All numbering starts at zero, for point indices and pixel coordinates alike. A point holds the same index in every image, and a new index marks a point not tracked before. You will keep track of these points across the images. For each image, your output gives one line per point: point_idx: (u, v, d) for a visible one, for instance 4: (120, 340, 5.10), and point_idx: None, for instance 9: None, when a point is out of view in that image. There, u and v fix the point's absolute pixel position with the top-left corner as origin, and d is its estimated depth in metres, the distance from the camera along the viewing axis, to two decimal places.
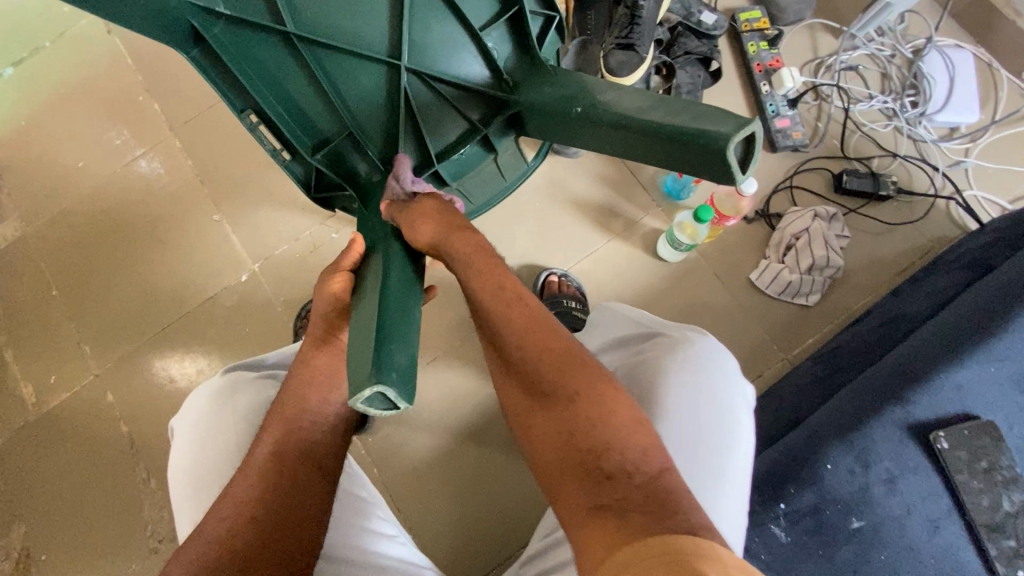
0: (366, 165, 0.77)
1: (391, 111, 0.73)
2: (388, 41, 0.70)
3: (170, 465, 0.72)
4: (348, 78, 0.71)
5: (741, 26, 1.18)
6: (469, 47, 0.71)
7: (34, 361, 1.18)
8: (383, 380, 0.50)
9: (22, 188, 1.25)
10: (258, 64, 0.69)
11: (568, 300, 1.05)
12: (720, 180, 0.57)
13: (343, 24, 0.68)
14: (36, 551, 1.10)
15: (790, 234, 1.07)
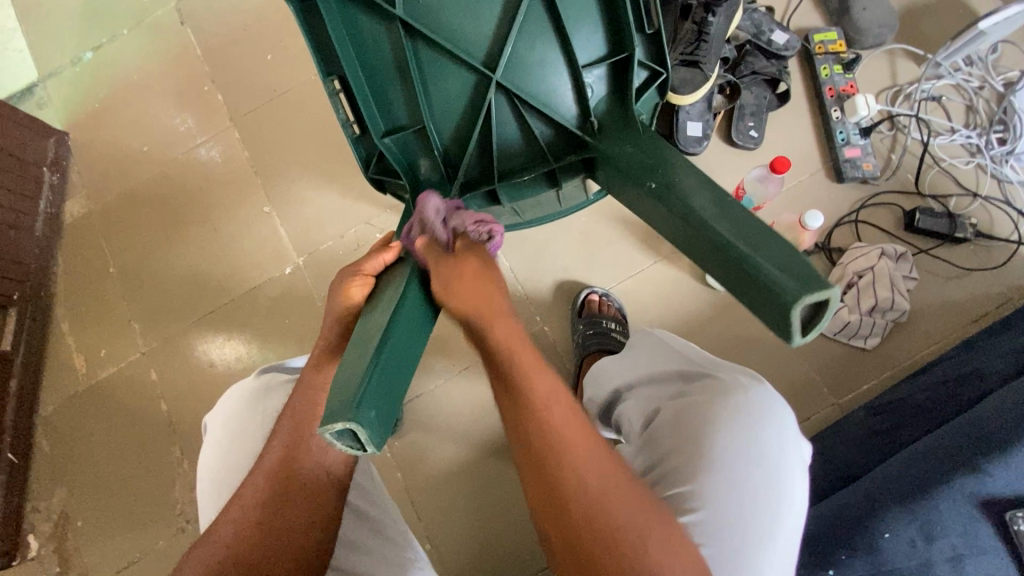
0: (427, 166, 0.72)
1: (466, 121, 0.69)
2: (487, 48, 0.67)
3: (200, 459, 0.73)
4: (438, 78, 0.68)
5: (815, 47, 1.12)
6: (564, 78, 0.67)
7: (87, 333, 1.23)
8: (358, 418, 0.45)
9: (91, 166, 1.31)
10: (359, 36, 0.66)
11: (608, 321, 1.02)
12: (770, 329, 0.48)
13: (450, 16, 0.65)
14: (75, 516, 1.14)
15: (852, 272, 1.01)
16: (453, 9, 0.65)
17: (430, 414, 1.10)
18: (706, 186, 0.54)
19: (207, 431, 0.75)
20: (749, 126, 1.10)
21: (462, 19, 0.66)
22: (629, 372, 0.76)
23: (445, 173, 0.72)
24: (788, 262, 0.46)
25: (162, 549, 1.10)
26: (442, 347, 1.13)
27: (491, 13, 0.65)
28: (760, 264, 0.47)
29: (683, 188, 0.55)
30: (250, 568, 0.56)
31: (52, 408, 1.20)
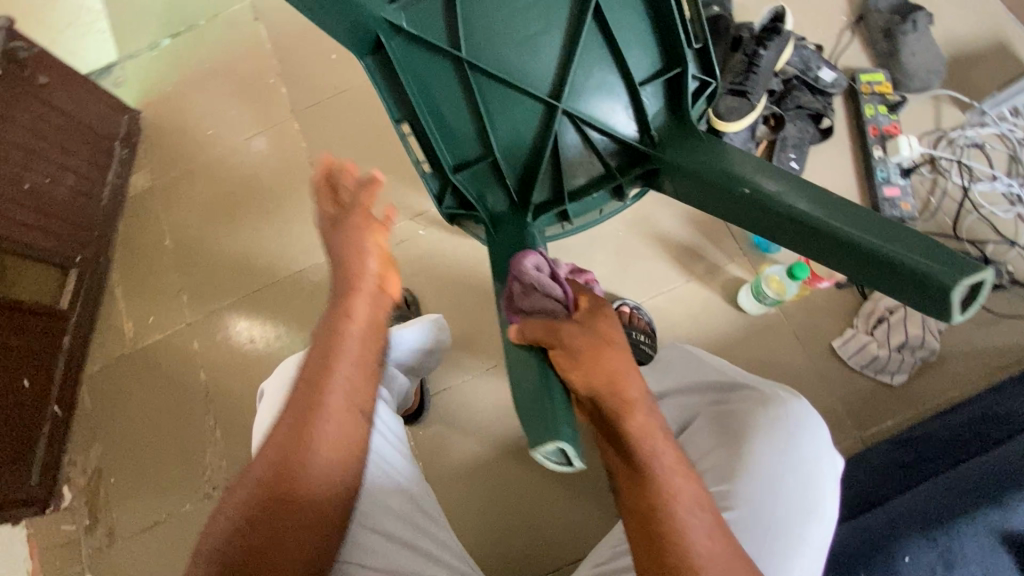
0: (497, 196, 0.79)
1: (532, 149, 0.76)
2: (549, 81, 0.73)
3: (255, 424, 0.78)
4: (504, 111, 0.74)
5: (861, 87, 1.15)
6: (624, 105, 0.74)
7: (138, 301, 1.30)
8: (558, 439, 0.60)
9: (158, 145, 1.39)
10: (428, 83, 0.73)
11: (637, 333, 1.05)
12: (925, 309, 0.60)
13: (511, 56, 0.72)
14: (108, 473, 1.19)
15: (884, 308, 1.01)
16: (512, 48, 0.71)
17: (455, 409, 1.13)
18: (794, 193, 0.65)
19: (262, 396, 0.80)
20: (790, 157, 1.12)
21: (523, 58, 0.72)
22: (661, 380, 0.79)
23: (513, 198, 0.79)
24: (904, 250, 0.59)
25: (186, 513, 1.15)
26: (473, 345, 1.16)
27: (551, 51, 0.72)
28: (882, 255, 0.59)
29: (784, 195, 0.65)
30: (286, 504, 0.61)
31: (98, 368, 1.27)
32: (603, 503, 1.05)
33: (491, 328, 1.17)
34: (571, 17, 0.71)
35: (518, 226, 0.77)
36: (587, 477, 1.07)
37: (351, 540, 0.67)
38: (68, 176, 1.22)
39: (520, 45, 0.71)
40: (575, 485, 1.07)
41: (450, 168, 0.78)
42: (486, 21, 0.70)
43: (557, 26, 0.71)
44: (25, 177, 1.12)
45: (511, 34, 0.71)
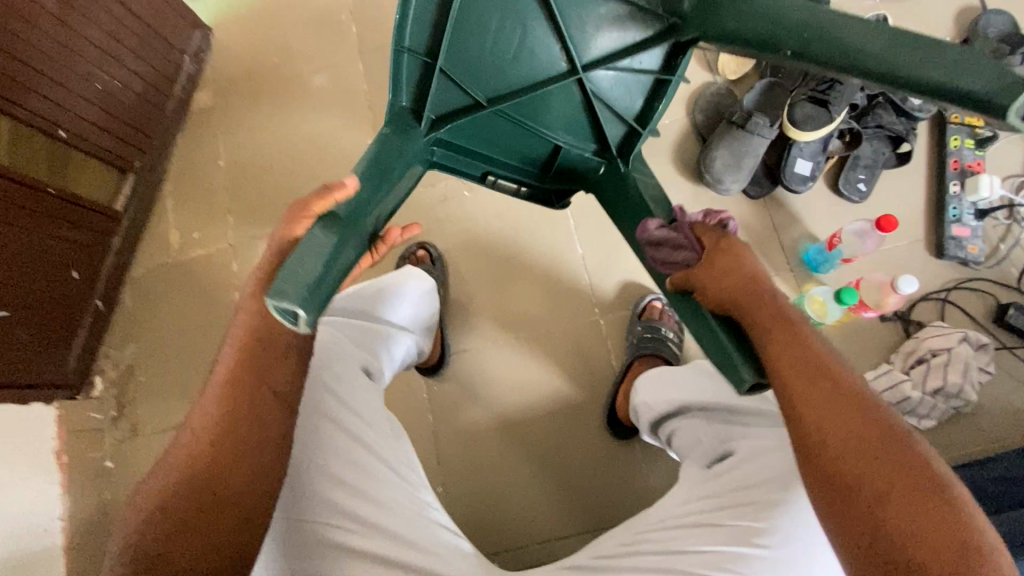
0: (587, 164, 0.74)
1: (593, 118, 0.70)
2: (560, 59, 0.66)
3: None
4: (545, 109, 0.68)
5: (951, 116, 1.08)
6: (634, 24, 0.64)
7: (186, 214, 1.34)
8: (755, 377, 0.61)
9: (226, 65, 1.42)
10: (471, 127, 0.69)
11: (666, 330, 1.07)
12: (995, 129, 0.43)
13: (513, 68, 0.66)
14: (138, 370, 1.26)
15: (926, 349, 0.96)
16: (509, 57, 0.65)
17: (472, 371, 1.15)
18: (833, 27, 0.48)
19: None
20: (858, 178, 1.09)
21: (525, 58, 0.65)
22: (691, 393, 0.83)
23: (602, 159, 0.73)
24: (997, 73, 0.41)
25: None
26: (500, 312, 1.17)
27: (545, 38, 0.64)
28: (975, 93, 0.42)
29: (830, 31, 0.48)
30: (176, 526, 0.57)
31: (142, 272, 1.32)
32: (600, 488, 1.06)
33: (520, 299, 1.17)
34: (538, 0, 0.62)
35: (621, 179, 0.73)
36: (590, 461, 1.08)
37: (327, 498, 0.70)
38: (137, 83, 1.25)
39: (515, 56, 0.65)
40: (576, 467, 1.08)
41: (538, 176, 0.76)
42: (467, 55, 0.64)
43: (529, 11, 0.63)
44: (98, 76, 1.16)
45: (480, 27, 0.63)
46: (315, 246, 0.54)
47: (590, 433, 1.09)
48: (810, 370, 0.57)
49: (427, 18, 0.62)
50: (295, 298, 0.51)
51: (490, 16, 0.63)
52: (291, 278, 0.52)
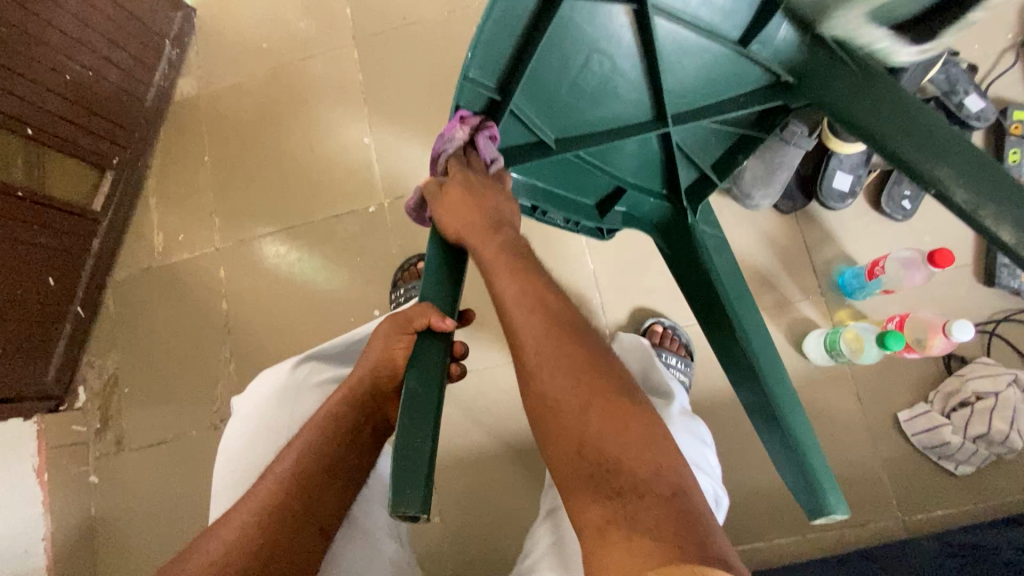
0: (651, 206, 0.76)
1: (666, 165, 0.71)
2: (646, 105, 0.64)
3: (221, 444, 0.70)
4: (616, 153, 0.68)
5: (1011, 126, 0.98)
6: (733, 65, 0.60)
7: (171, 214, 1.25)
8: (829, 504, 0.56)
9: (210, 51, 1.31)
10: (538, 168, 0.68)
11: (669, 356, 0.96)
12: None
13: (592, 112, 0.64)
14: (122, 382, 1.20)
15: (972, 391, 0.87)
16: (586, 100, 0.62)
17: (473, 393, 1.07)
18: (984, 175, 0.51)
19: (232, 415, 0.73)
20: (903, 194, 0.98)
21: (606, 103, 0.63)
22: None
23: (669, 202, 0.74)
24: None
25: (193, 437, 1.14)
26: (502, 330, 1.09)
27: (631, 86, 0.62)
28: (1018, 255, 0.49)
29: (983, 175, 0.51)
30: None
31: (125, 276, 1.24)
32: None
33: None
34: (637, 44, 0.58)
35: (687, 229, 0.72)
36: None
37: None
38: (112, 72, 1.15)
39: (594, 97, 0.62)
40: None
41: (595, 213, 0.76)
42: (543, 94, 0.61)
43: (624, 57, 0.59)
44: (68, 66, 1.05)
45: (567, 78, 0.60)
46: (434, 412, 0.46)
47: None
48: (541, 315, 0.52)
49: (500, 54, 0.56)
50: (421, 502, 0.42)
51: (575, 54, 0.58)
52: (411, 478, 0.43)
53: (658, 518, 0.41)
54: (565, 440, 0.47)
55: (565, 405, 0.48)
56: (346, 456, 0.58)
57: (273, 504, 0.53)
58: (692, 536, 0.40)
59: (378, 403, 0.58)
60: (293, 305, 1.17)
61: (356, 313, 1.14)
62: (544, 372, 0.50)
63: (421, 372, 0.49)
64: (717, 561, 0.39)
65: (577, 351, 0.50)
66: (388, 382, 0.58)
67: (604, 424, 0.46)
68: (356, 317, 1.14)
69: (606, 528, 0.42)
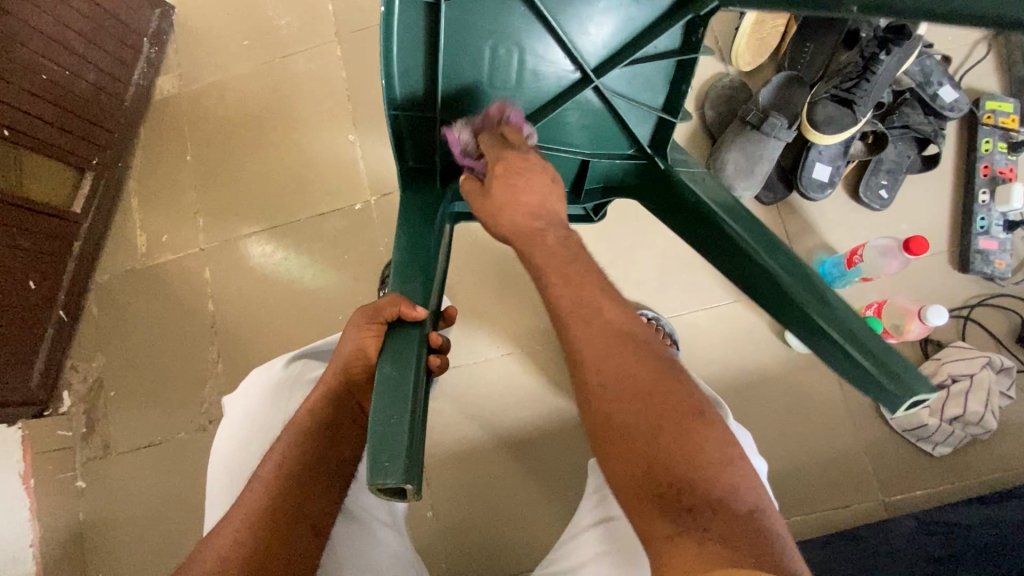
0: (620, 168, 0.72)
1: (618, 120, 0.67)
2: (569, 69, 0.65)
3: (212, 446, 0.70)
4: (561, 124, 0.68)
5: (983, 116, 1.00)
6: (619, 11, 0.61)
7: (154, 214, 1.24)
8: (908, 387, 0.54)
9: (190, 49, 1.29)
10: None
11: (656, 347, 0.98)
12: None
13: (523, 91, 0.66)
14: (108, 385, 1.18)
15: (947, 374, 0.90)
16: (510, 77, 0.65)
17: (464, 388, 1.08)
18: None
19: (225, 416, 0.72)
20: (880, 184, 1.00)
21: (530, 75, 0.65)
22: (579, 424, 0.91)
23: (636, 156, 0.70)
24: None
25: (182, 440, 1.13)
26: (492, 325, 1.10)
27: (545, 56, 0.64)
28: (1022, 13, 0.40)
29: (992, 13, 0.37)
30: None
31: (108, 278, 1.23)
32: None
33: (515, 311, 1.10)
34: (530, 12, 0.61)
35: (663, 176, 0.68)
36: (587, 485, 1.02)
37: None
38: (90, 71, 1.13)
39: (517, 71, 0.65)
40: (573, 492, 1.02)
41: (569, 194, 0.75)
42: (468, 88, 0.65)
43: (524, 27, 0.62)
44: (44, 66, 1.03)
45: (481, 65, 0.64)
46: (412, 387, 0.49)
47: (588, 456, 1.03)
48: (602, 328, 0.53)
49: (414, 72, 0.63)
50: (400, 471, 0.44)
51: (480, 46, 0.63)
52: (392, 451, 0.45)
53: (735, 528, 0.42)
54: (630, 452, 0.47)
55: (632, 417, 0.48)
56: (331, 448, 0.58)
57: (278, 505, 0.53)
58: (766, 547, 0.41)
59: (350, 392, 0.60)
60: (280, 304, 1.16)
61: (344, 311, 1.14)
62: (607, 381, 0.50)
63: (395, 358, 0.52)
64: (788, 573, 0.39)
65: (642, 366, 0.51)
66: (362, 371, 0.59)
67: (676, 440, 0.46)
68: (345, 315, 1.14)
69: (676, 538, 0.42)
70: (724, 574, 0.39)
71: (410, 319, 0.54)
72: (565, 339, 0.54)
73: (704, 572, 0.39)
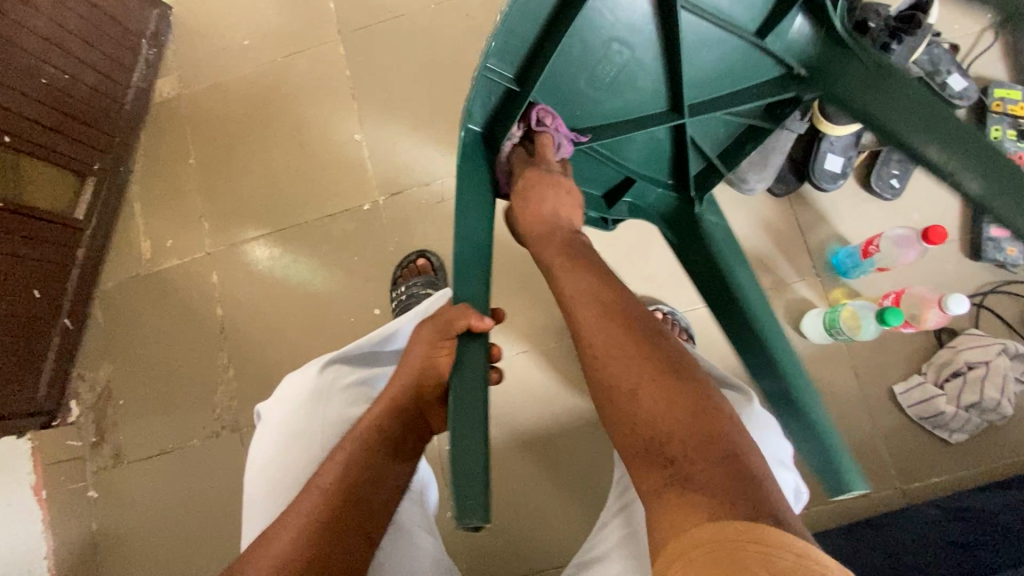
0: (657, 196, 0.78)
1: (674, 155, 0.73)
2: (662, 96, 0.65)
3: (252, 448, 0.69)
4: (627, 143, 0.70)
5: (992, 104, 1.01)
6: (747, 56, 0.63)
7: (157, 219, 1.22)
8: (850, 484, 0.63)
9: (188, 49, 1.27)
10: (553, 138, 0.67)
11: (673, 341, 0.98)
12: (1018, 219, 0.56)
13: (609, 101, 0.65)
14: (116, 394, 1.17)
15: (963, 361, 0.91)
16: (603, 89, 0.64)
17: None
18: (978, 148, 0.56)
19: (260, 421, 0.71)
20: (892, 173, 1.00)
21: (623, 92, 0.64)
22: None
23: (674, 192, 0.77)
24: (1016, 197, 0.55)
25: (194, 447, 1.12)
26: (506, 323, 1.09)
27: (651, 71, 0.63)
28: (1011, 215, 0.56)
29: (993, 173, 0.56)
30: None
31: (112, 285, 1.21)
32: None
33: (529, 309, 1.10)
34: (656, 32, 0.60)
35: (694, 219, 0.76)
36: (606, 481, 1.02)
37: None
38: (88, 74, 1.11)
39: (611, 85, 0.64)
40: (593, 488, 1.02)
41: (603, 204, 0.79)
42: (562, 83, 0.62)
43: (643, 45, 0.60)
44: (43, 70, 1.02)
45: (587, 68, 0.62)
46: (482, 408, 0.51)
47: (607, 452, 1.03)
48: (597, 299, 0.55)
49: (524, 36, 0.57)
50: (482, 509, 0.47)
51: (596, 41, 0.60)
52: (473, 486, 0.47)
53: (710, 477, 0.42)
54: (621, 422, 0.48)
55: (625, 381, 0.49)
56: (391, 465, 0.58)
57: (332, 511, 0.52)
58: (746, 494, 0.41)
59: (419, 407, 0.59)
60: (289, 308, 1.15)
61: (356, 313, 1.13)
62: (599, 346, 0.52)
63: (464, 375, 0.53)
64: (767, 517, 0.39)
65: (628, 335, 0.51)
66: (432, 389, 0.58)
67: (657, 404, 0.46)
68: (357, 317, 1.13)
69: (662, 492, 0.43)
70: (695, 523, 0.40)
71: (477, 331, 0.54)
72: (566, 309, 0.56)
73: (680, 526, 0.40)
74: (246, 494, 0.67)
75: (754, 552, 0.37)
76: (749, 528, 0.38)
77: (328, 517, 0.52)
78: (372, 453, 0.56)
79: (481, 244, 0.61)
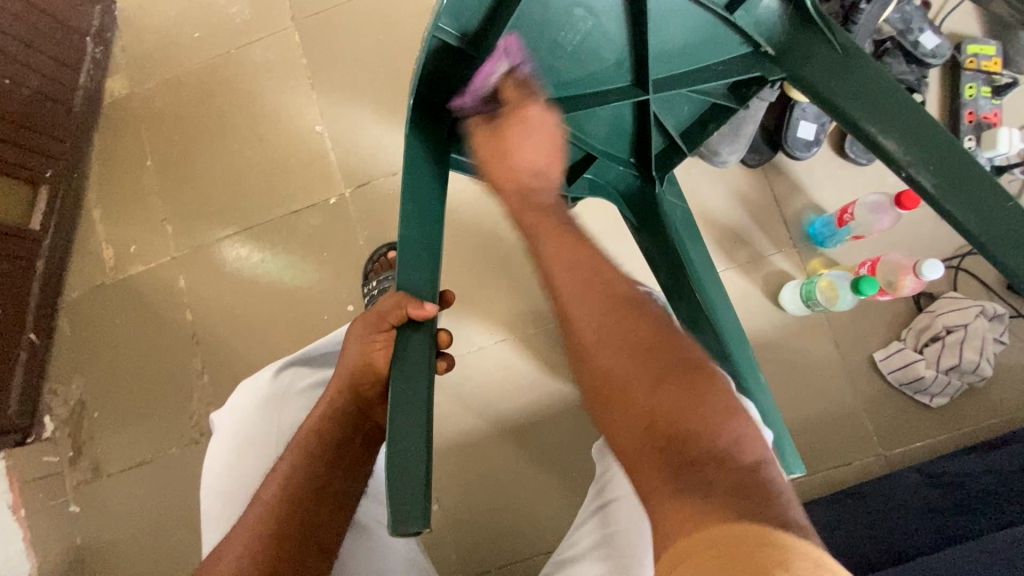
0: (617, 175, 0.76)
1: (637, 132, 0.70)
2: (626, 70, 0.63)
3: (206, 461, 0.68)
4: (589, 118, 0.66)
5: (966, 60, 0.98)
6: (713, 32, 0.59)
7: (118, 225, 1.18)
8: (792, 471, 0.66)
9: (138, 45, 1.22)
10: None
11: None
12: (975, 233, 0.50)
13: (570, 70, 0.61)
14: (90, 407, 1.14)
15: (941, 325, 0.90)
16: (567, 59, 0.60)
17: (460, 377, 1.06)
18: (936, 145, 0.52)
19: (215, 431, 0.70)
20: None
21: (587, 62, 0.61)
22: None
23: (637, 172, 0.75)
24: (977, 209, 0.50)
25: (174, 455, 1.10)
26: (483, 311, 1.07)
27: (616, 40, 0.59)
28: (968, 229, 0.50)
29: (956, 177, 0.51)
30: None
31: (78, 295, 1.18)
32: None
33: (505, 296, 1.08)
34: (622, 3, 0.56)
35: (654, 199, 0.75)
36: (590, 464, 1.01)
37: None
38: (32, 77, 1.05)
39: (575, 55, 0.60)
40: (578, 472, 1.01)
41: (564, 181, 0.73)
42: (525, 49, 0.58)
43: (609, 13, 0.57)
44: None
45: (547, 37, 0.58)
46: (427, 406, 0.49)
47: (590, 435, 1.02)
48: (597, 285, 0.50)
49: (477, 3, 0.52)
50: (421, 517, 0.45)
51: (559, 6, 0.56)
52: (410, 496, 0.45)
53: (726, 483, 0.39)
54: (630, 420, 0.44)
55: (649, 372, 0.44)
56: (338, 472, 0.55)
57: (274, 527, 0.51)
58: (759, 497, 0.38)
59: (363, 410, 0.57)
60: (261, 308, 1.12)
61: (330, 310, 1.10)
62: (603, 338, 0.47)
63: (405, 372, 0.50)
64: (786, 525, 0.36)
65: (644, 326, 0.47)
66: (370, 388, 0.57)
67: (670, 396, 0.43)
68: (330, 314, 1.10)
69: (677, 500, 0.39)
70: (703, 536, 0.36)
71: (418, 321, 0.52)
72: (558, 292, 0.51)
73: (689, 532, 0.37)
74: (202, 509, 0.66)
75: (770, 555, 0.34)
76: (763, 534, 0.35)
77: (270, 532, 0.51)
78: (316, 460, 0.55)
79: (431, 226, 0.57)
